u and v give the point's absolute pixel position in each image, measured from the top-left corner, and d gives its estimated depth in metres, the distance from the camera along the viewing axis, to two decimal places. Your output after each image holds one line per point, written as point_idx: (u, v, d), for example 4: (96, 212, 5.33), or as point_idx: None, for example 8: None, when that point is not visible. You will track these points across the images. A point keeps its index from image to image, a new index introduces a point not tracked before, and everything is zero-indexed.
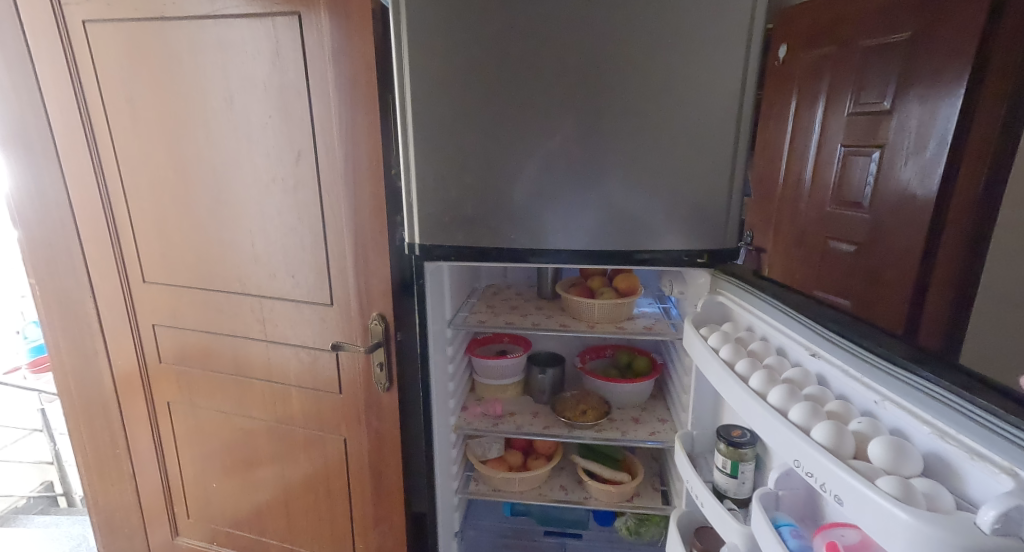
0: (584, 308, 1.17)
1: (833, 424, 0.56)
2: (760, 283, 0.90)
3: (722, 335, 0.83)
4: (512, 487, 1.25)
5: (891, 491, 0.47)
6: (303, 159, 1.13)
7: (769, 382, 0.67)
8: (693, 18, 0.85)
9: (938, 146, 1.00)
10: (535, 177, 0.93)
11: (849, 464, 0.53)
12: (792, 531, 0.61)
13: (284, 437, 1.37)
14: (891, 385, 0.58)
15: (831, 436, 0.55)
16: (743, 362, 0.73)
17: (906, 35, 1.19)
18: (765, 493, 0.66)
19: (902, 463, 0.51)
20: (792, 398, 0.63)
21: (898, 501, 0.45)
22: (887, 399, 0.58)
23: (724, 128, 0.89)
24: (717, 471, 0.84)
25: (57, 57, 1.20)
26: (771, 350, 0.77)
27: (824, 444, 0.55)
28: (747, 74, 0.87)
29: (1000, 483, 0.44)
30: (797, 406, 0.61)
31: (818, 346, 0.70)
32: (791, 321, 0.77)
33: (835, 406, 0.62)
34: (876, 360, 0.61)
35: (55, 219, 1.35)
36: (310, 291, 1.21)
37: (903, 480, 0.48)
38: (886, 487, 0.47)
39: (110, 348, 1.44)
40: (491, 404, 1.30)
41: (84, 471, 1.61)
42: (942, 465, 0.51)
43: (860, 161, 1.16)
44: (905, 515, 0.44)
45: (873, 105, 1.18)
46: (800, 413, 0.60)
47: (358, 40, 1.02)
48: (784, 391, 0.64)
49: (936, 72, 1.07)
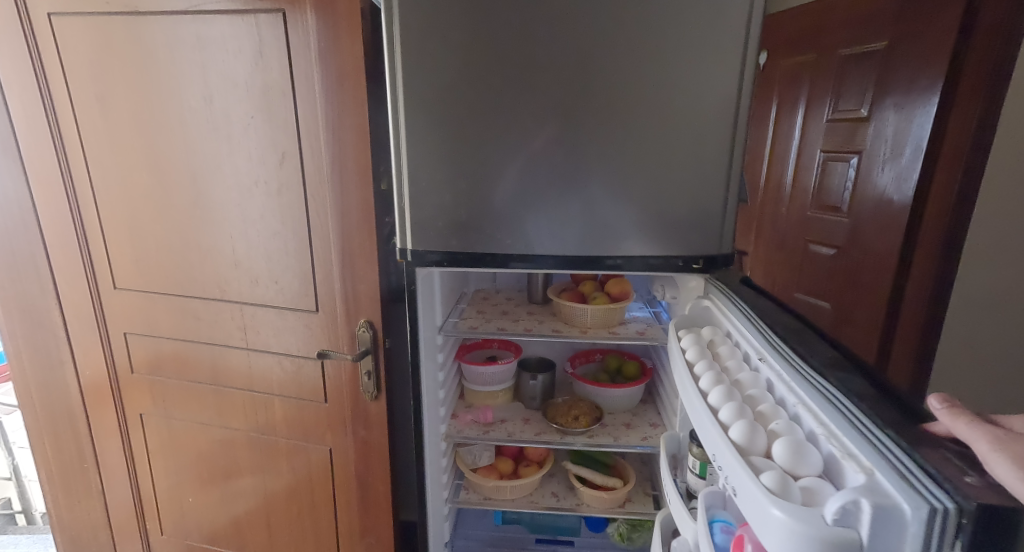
0: (575, 312, 1.15)
1: (748, 424, 0.57)
2: (739, 292, 0.90)
3: (696, 337, 0.83)
4: (504, 495, 1.24)
5: (770, 486, 0.48)
6: (288, 161, 1.09)
7: (715, 383, 0.68)
8: (686, 26, 0.84)
9: (913, 151, 1.23)
10: (516, 182, 0.92)
11: (750, 461, 0.53)
12: (723, 526, 0.63)
13: (265, 446, 1.32)
14: (808, 391, 0.60)
15: (744, 433, 0.56)
16: (702, 362, 0.74)
17: (883, 44, 1.32)
18: (712, 491, 0.67)
19: (800, 462, 0.51)
20: (730, 398, 0.64)
21: (774, 499, 0.46)
22: (801, 403, 0.60)
23: (721, 133, 0.88)
24: (688, 472, 0.85)
25: (20, 52, 1.14)
26: (735, 355, 0.77)
27: (740, 445, 0.56)
28: (743, 81, 0.86)
29: (857, 480, 0.46)
30: (727, 405, 0.62)
31: (766, 352, 0.71)
32: (752, 327, 0.78)
33: (765, 408, 0.62)
34: (804, 368, 0.63)
35: (17, 221, 1.27)
36: (294, 298, 1.18)
37: (784, 476, 0.49)
38: (767, 483, 0.48)
39: (77, 357, 1.37)
40: (481, 410, 1.27)
41: (48, 488, 1.52)
42: (831, 463, 0.52)
43: (839, 167, 1.46)
44: (779, 512, 0.44)
45: (852, 112, 1.41)
46: (728, 412, 0.60)
47: (346, 39, 0.99)
48: (722, 392, 0.64)
49: (910, 78, 1.24)
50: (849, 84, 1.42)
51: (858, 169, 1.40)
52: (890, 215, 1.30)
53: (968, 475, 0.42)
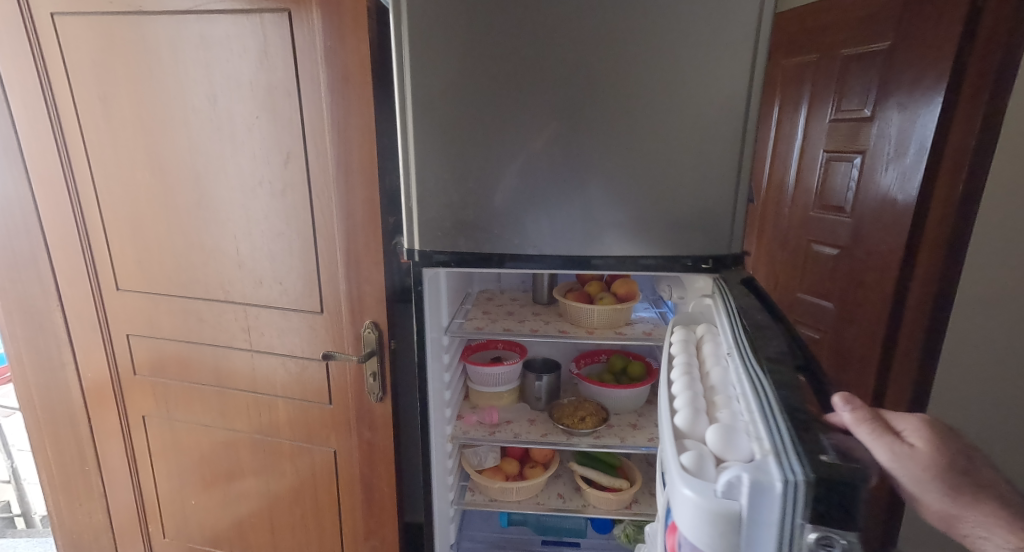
0: (581, 313, 1.15)
1: (692, 412, 0.58)
2: (730, 290, 0.87)
3: (685, 336, 0.82)
4: (509, 497, 1.23)
5: (686, 463, 0.49)
6: (292, 161, 1.08)
7: (682, 374, 0.68)
8: (696, 26, 0.84)
9: (917, 150, 1.23)
10: (515, 182, 0.91)
11: (679, 442, 0.54)
12: None
13: (269, 448, 1.31)
14: (747, 381, 0.59)
15: (687, 420, 0.56)
16: (679, 358, 0.74)
17: (886, 44, 1.32)
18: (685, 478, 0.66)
19: (721, 447, 0.50)
20: (689, 388, 0.64)
21: (684, 476, 0.47)
22: (741, 392, 0.59)
23: (731, 135, 0.87)
24: None
25: (22, 52, 1.13)
26: (716, 351, 0.75)
27: (679, 430, 0.57)
28: (754, 82, 0.85)
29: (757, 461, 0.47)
30: (682, 395, 0.62)
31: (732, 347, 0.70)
32: (728, 321, 0.76)
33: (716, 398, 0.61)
34: (751, 363, 0.62)
35: (18, 222, 1.26)
36: (298, 299, 1.17)
37: (703, 456, 0.49)
38: (684, 460, 0.49)
39: (78, 359, 1.36)
40: (487, 412, 1.26)
41: (49, 490, 1.51)
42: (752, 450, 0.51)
43: (842, 167, 1.46)
44: (684, 489, 0.46)
45: (856, 112, 1.41)
46: (681, 400, 0.61)
47: (352, 39, 0.98)
48: (683, 383, 0.65)
49: (912, 79, 1.25)
50: (851, 85, 1.42)
51: (861, 169, 1.40)
52: (894, 215, 1.30)
53: (821, 455, 0.44)
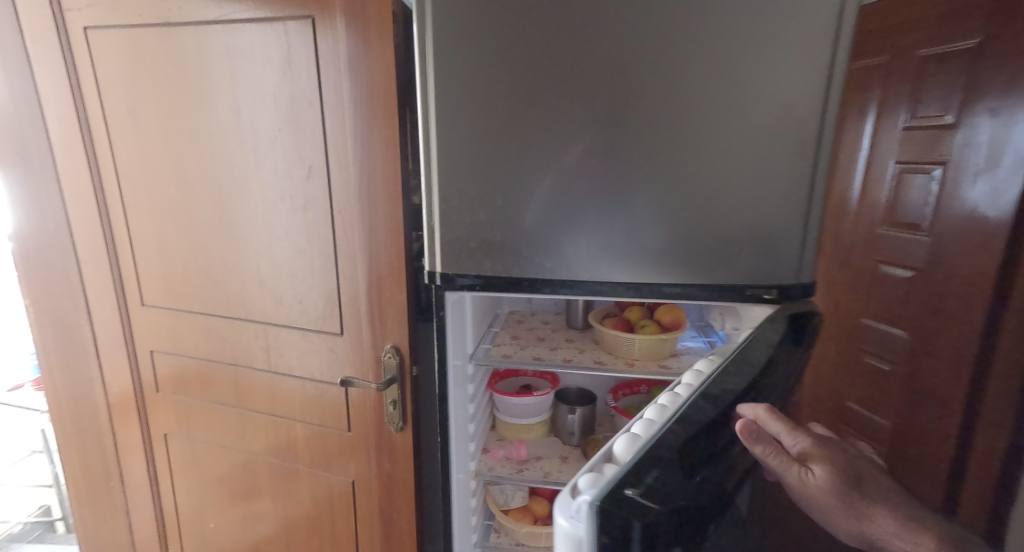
0: (621, 342, 1.04)
1: (632, 437, 0.55)
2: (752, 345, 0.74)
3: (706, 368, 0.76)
4: (538, 542, 1.12)
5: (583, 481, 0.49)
6: (314, 175, 1.03)
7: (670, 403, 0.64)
8: (765, 12, 0.70)
9: (1014, 161, 1.08)
10: (541, 199, 0.81)
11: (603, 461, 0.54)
12: None
13: (286, 474, 1.25)
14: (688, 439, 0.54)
15: (627, 444, 0.54)
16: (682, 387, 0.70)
17: (974, 41, 1.16)
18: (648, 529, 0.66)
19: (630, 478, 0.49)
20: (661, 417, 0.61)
21: (568, 491, 0.48)
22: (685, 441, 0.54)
23: (803, 142, 0.74)
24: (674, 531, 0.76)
25: (58, 67, 1.13)
26: None
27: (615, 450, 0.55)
28: (833, 80, 0.72)
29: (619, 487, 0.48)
30: (647, 421, 0.59)
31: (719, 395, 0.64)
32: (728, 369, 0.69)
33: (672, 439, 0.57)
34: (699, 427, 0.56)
35: (52, 236, 1.27)
36: (318, 319, 1.11)
37: (599, 476, 0.49)
38: (581, 476, 0.50)
39: (105, 374, 1.35)
40: (514, 446, 1.16)
41: (76, 504, 1.51)
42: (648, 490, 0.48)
43: (917, 179, 1.30)
44: (559, 506, 0.47)
45: (934, 119, 1.25)
46: (641, 425, 0.58)
47: (377, 44, 0.92)
48: (658, 411, 0.62)
49: (1009, 80, 1.09)
50: (929, 89, 1.25)
51: (942, 183, 1.24)
52: (983, 235, 1.16)
53: (625, 486, 0.46)
